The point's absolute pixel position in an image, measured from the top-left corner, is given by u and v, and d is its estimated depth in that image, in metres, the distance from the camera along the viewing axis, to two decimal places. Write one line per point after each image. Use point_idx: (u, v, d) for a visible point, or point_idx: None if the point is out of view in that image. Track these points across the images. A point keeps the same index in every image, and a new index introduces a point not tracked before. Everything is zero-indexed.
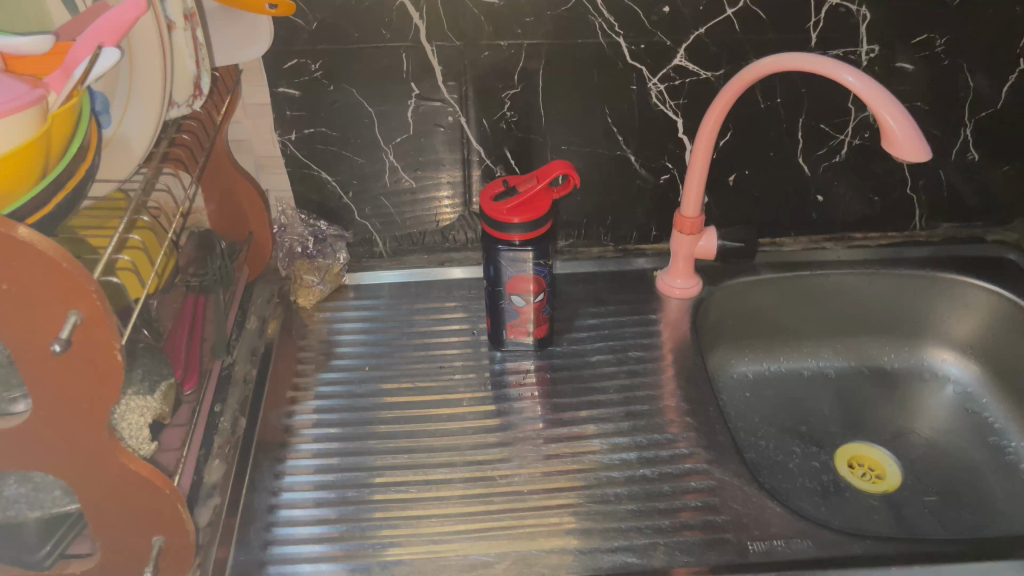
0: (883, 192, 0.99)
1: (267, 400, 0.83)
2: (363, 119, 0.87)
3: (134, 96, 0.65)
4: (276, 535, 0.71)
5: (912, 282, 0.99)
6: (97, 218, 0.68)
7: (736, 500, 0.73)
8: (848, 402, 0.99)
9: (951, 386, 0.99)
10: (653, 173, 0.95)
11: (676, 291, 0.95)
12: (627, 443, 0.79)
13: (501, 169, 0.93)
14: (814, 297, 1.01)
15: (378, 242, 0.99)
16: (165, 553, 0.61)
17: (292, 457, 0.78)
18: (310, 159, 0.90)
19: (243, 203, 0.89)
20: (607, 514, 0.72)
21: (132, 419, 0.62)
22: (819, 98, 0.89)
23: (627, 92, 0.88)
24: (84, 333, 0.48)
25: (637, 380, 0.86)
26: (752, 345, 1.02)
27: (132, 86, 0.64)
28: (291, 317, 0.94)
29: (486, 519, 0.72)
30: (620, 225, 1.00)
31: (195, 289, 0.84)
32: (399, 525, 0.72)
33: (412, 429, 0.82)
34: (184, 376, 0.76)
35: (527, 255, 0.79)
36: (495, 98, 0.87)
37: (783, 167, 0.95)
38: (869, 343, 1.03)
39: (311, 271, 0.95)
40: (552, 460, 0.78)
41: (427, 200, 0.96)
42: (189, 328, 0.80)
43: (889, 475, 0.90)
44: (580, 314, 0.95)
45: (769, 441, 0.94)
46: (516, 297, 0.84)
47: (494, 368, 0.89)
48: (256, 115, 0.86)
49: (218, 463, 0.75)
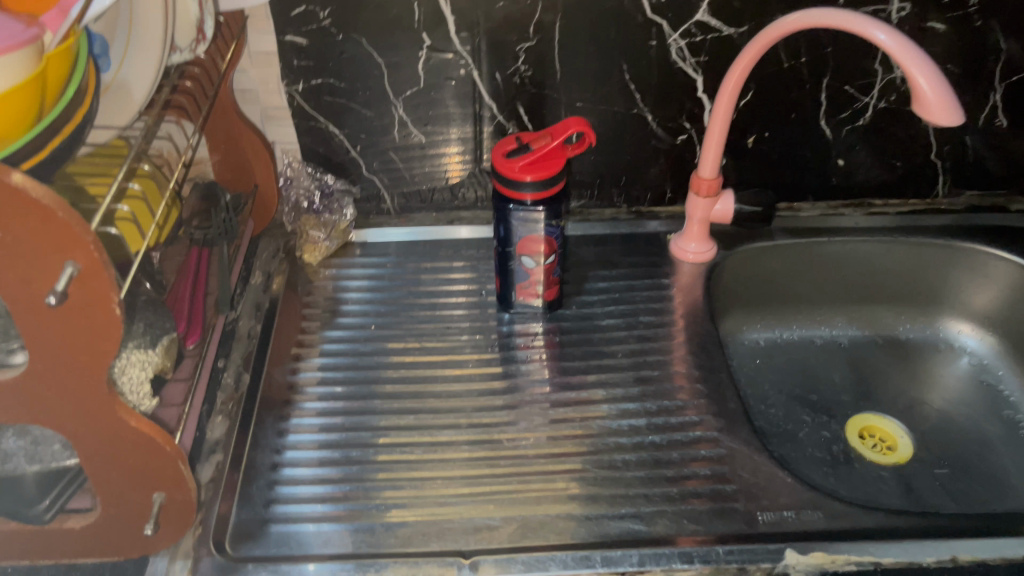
0: (906, 157, 0.96)
1: (270, 357, 0.81)
2: (372, 70, 0.85)
3: (134, 40, 0.63)
4: (279, 493, 0.70)
5: (932, 251, 0.97)
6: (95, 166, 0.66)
7: (746, 468, 0.72)
8: (861, 372, 0.98)
9: (966, 357, 0.98)
10: (670, 133, 0.92)
11: (690, 255, 0.93)
12: (636, 409, 0.78)
13: (513, 126, 0.91)
14: (830, 264, 0.99)
15: (386, 198, 0.97)
16: (166, 510, 0.59)
17: (296, 415, 0.77)
18: (317, 111, 0.88)
19: (248, 155, 0.86)
20: (615, 480, 0.71)
21: (132, 373, 0.61)
22: (845, 58, 0.86)
23: (646, 48, 0.85)
24: (80, 285, 0.46)
25: (647, 345, 0.85)
26: (764, 311, 1.00)
27: (133, 31, 0.63)
28: (296, 273, 0.92)
29: (492, 482, 0.71)
30: (634, 186, 0.97)
31: (199, 243, 0.82)
32: (403, 487, 0.71)
33: (417, 390, 0.80)
34: (187, 332, 0.74)
35: (538, 215, 0.77)
36: (509, 51, 0.84)
37: (804, 129, 0.92)
38: (884, 312, 1.01)
39: (317, 227, 0.93)
40: (559, 424, 0.76)
41: (437, 156, 0.93)
42: (192, 281, 0.79)
43: (900, 446, 0.89)
44: (590, 277, 0.93)
45: (779, 410, 0.92)
46: (526, 257, 0.82)
47: (502, 330, 0.87)
48: (263, 64, 0.84)
49: (221, 419, 0.75)
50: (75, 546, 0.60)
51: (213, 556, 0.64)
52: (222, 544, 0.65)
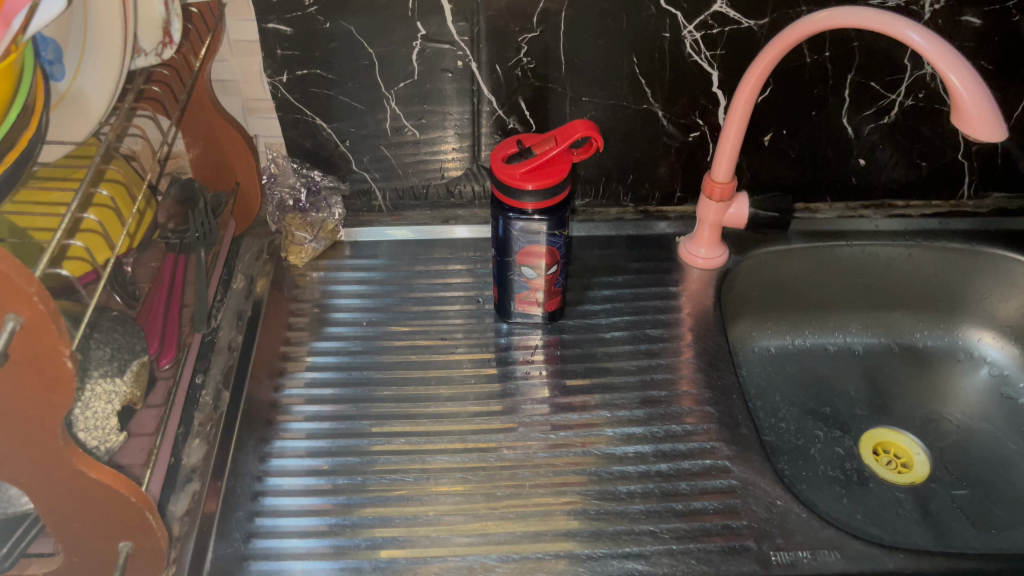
0: (932, 157, 0.90)
1: (252, 372, 0.76)
2: (362, 61, 0.78)
3: (91, 43, 0.57)
4: (260, 526, 0.65)
5: (955, 257, 0.91)
6: (43, 190, 0.60)
7: (759, 503, 0.67)
8: (876, 383, 0.93)
9: (987, 368, 0.93)
10: (682, 130, 0.86)
11: (699, 261, 0.88)
12: (642, 434, 0.73)
13: (514, 120, 0.85)
14: (847, 269, 0.93)
15: (377, 194, 0.91)
16: (134, 558, 0.55)
17: (281, 437, 0.72)
18: (303, 103, 0.82)
19: (229, 152, 0.80)
20: (619, 514, 0.67)
21: (97, 408, 0.57)
22: (872, 53, 0.80)
23: (659, 41, 0.78)
24: (24, 341, 0.41)
25: (653, 361, 0.80)
26: (776, 317, 0.95)
27: (90, 31, 0.57)
28: (281, 277, 0.87)
29: (488, 516, 0.66)
30: (641, 184, 0.92)
31: (175, 248, 0.77)
32: (394, 521, 0.66)
33: (410, 409, 0.75)
34: (161, 351, 0.70)
35: (540, 225, 0.72)
36: (510, 41, 0.78)
37: (825, 127, 0.86)
38: (901, 318, 0.96)
39: (303, 227, 0.87)
40: (559, 449, 0.72)
41: (432, 151, 0.87)
42: (167, 294, 0.74)
43: (916, 465, 0.85)
44: (593, 284, 0.88)
45: (790, 424, 0.88)
46: (526, 267, 0.76)
47: (500, 343, 0.82)
48: (244, 53, 0.77)
49: (198, 443, 0.70)
50: None
51: None
52: None
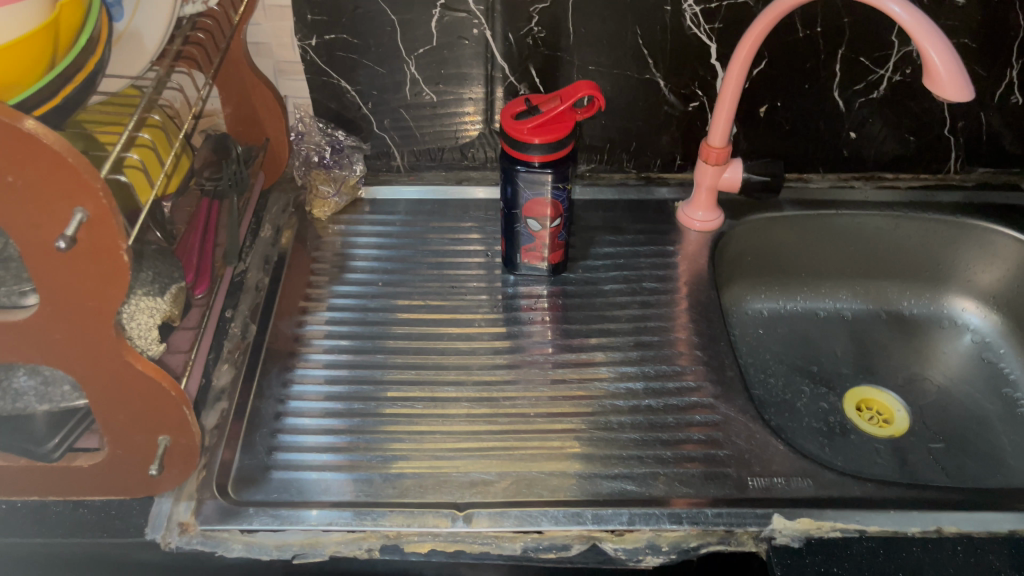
0: (920, 132, 0.95)
1: (277, 310, 0.83)
2: (385, 27, 0.85)
3: None
4: (282, 441, 0.72)
5: (940, 228, 0.96)
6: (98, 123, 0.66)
7: (740, 435, 0.73)
8: (862, 345, 0.98)
9: (969, 335, 0.98)
10: (682, 100, 0.92)
11: (696, 224, 0.93)
12: (635, 373, 0.79)
13: (525, 88, 0.91)
14: (837, 238, 0.99)
15: (396, 155, 0.98)
16: (171, 452, 0.61)
17: (302, 366, 0.78)
18: (329, 66, 0.88)
19: (260, 110, 0.87)
20: (610, 441, 0.72)
21: (141, 320, 0.63)
22: (862, 29, 0.85)
23: (661, 13, 0.84)
24: (90, 231, 0.47)
25: (648, 312, 0.85)
26: (768, 282, 1.00)
27: None
28: (305, 228, 0.94)
29: (490, 439, 0.73)
30: (644, 151, 0.97)
31: (210, 194, 0.83)
32: (404, 440, 0.73)
33: (421, 346, 0.82)
34: (196, 281, 0.76)
35: (546, 177, 0.78)
36: (523, 11, 0.84)
37: (817, 100, 0.92)
38: (889, 286, 1.01)
39: (327, 182, 0.93)
40: (558, 385, 0.78)
41: (448, 115, 0.94)
42: (201, 233, 0.80)
43: (896, 420, 0.90)
44: (596, 242, 0.94)
45: (778, 379, 0.93)
46: (532, 220, 0.82)
47: (507, 292, 0.88)
48: (277, 17, 0.84)
49: (227, 367, 0.77)
50: (81, 482, 0.62)
51: (216, 499, 0.66)
52: (225, 488, 0.67)
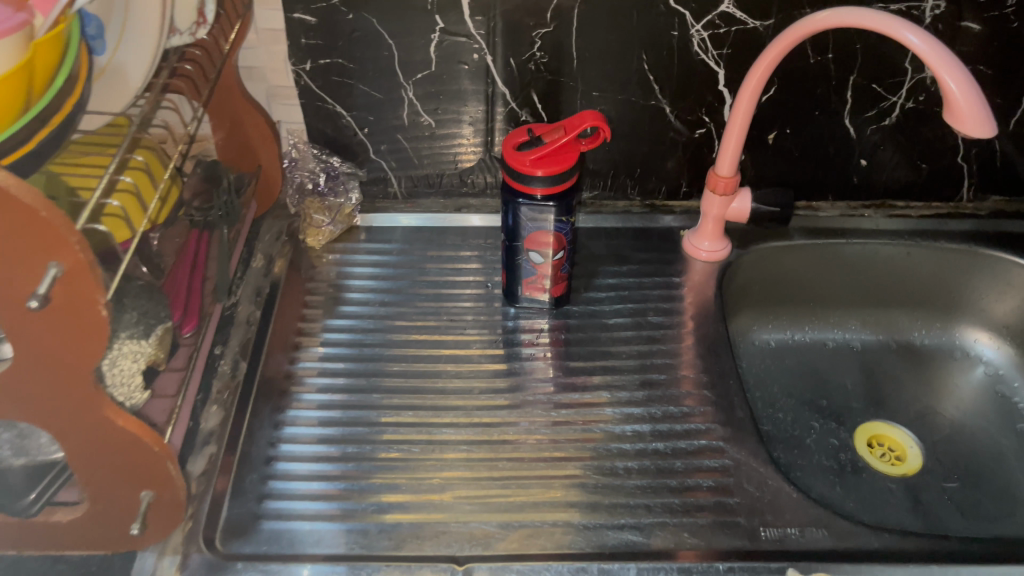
0: (932, 159, 0.92)
1: (268, 347, 0.80)
2: (382, 51, 0.82)
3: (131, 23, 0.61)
4: (272, 488, 0.68)
5: (953, 257, 0.94)
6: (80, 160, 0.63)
7: (751, 481, 0.70)
8: (873, 378, 0.95)
9: (982, 367, 0.95)
10: (688, 127, 0.89)
11: (703, 253, 0.90)
12: (641, 415, 0.75)
13: (527, 113, 0.88)
14: (847, 267, 0.96)
15: (393, 182, 0.95)
16: (155, 508, 0.58)
17: (295, 406, 0.75)
18: (324, 91, 0.85)
19: (252, 136, 0.84)
20: (616, 488, 0.69)
21: (124, 366, 0.60)
22: (874, 55, 0.83)
23: (667, 38, 0.82)
24: (65, 287, 0.44)
25: (654, 347, 0.82)
26: (776, 312, 0.98)
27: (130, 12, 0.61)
28: (298, 258, 0.90)
29: (490, 486, 0.69)
30: (648, 178, 0.94)
31: (198, 225, 0.80)
32: (400, 486, 0.69)
33: (418, 385, 0.79)
34: (184, 319, 0.72)
35: (549, 210, 0.75)
36: (524, 35, 0.81)
37: (827, 127, 0.89)
38: (900, 316, 0.98)
39: (321, 211, 0.91)
40: (561, 426, 0.75)
41: (447, 140, 0.91)
42: (190, 270, 0.77)
43: (909, 458, 0.87)
44: (599, 272, 0.91)
45: (787, 414, 0.91)
46: (534, 253, 0.80)
47: (507, 326, 0.85)
48: (270, 41, 0.81)
49: (216, 409, 0.73)
50: (59, 538, 0.59)
51: (203, 553, 0.62)
52: (212, 540, 0.64)
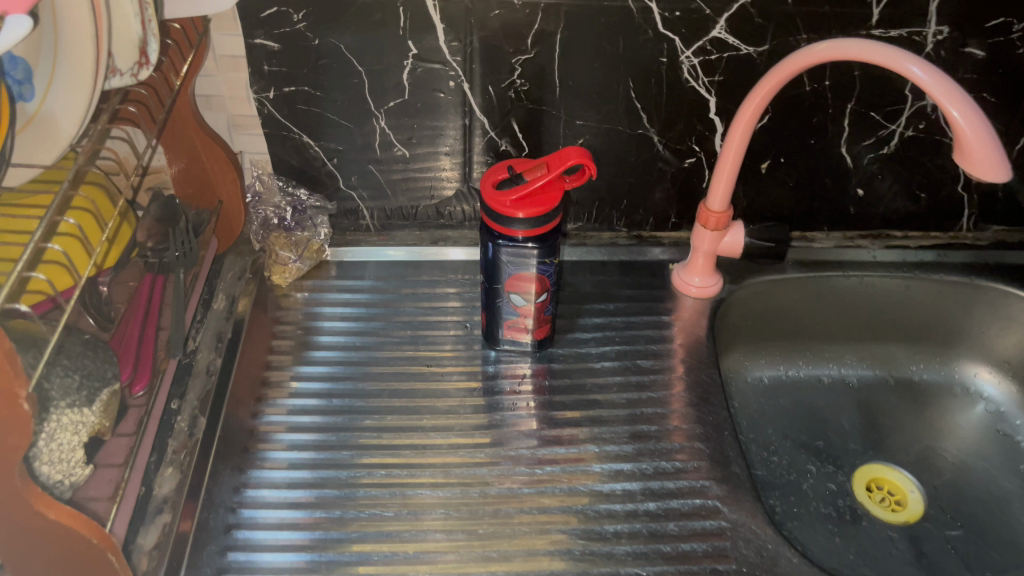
0: (932, 189, 0.88)
1: (231, 398, 0.73)
2: (352, 79, 0.76)
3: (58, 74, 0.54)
4: (233, 562, 0.63)
5: (952, 290, 0.90)
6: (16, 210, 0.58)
7: (750, 546, 0.65)
8: (871, 416, 0.91)
9: (983, 404, 0.91)
10: (677, 156, 0.84)
11: (693, 289, 0.86)
12: (631, 471, 0.71)
13: (506, 142, 0.83)
14: (843, 300, 0.92)
15: (365, 213, 0.89)
16: None
17: (260, 466, 0.69)
18: (290, 120, 0.80)
19: (211, 171, 0.79)
20: (605, 557, 0.64)
21: (63, 439, 0.55)
22: (874, 83, 0.78)
23: (656, 65, 0.77)
24: None
25: (643, 395, 0.77)
26: (769, 347, 0.93)
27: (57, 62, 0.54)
28: (265, 297, 0.85)
29: (470, 556, 0.64)
30: (635, 209, 0.90)
31: (153, 269, 0.75)
32: (373, 558, 0.64)
33: (392, 440, 0.73)
34: (135, 376, 0.68)
35: (530, 252, 0.70)
36: (503, 62, 0.76)
37: (823, 157, 0.85)
38: (897, 350, 0.94)
39: (287, 247, 0.86)
40: (545, 485, 0.69)
41: (422, 171, 0.85)
42: (142, 321, 0.71)
43: (910, 503, 0.83)
44: (585, 310, 0.86)
45: (782, 457, 0.86)
46: (514, 295, 0.75)
47: (487, 371, 0.80)
48: (230, 68, 0.75)
49: (171, 472, 0.67)
50: None
51: None
52: None
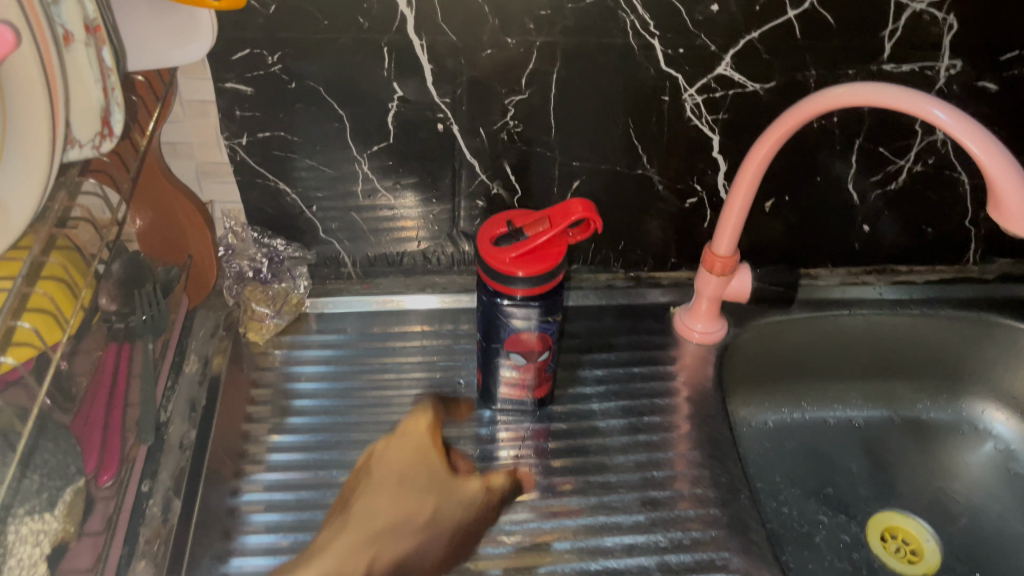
0: (938, 223, 0.85)
1: (209, 475, 0.67)
2: (332, 123, 0.71)
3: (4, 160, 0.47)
4: None
5: (960, 327, 0.87)
6: None
7: None
8: (880, 459, 0.87)
9: (992, 442, 0.88)
10: (678, 196, 0.80)
11: (696, 335, 0.82)
12: (644, 544, 0.66)
13: (498, 185, 0.78)
14: (848, 338, 0.88)
15: (346, 261, 0.84)
16: None
17: (239, 555, 0.63)
18: (265, 167, 0.73)
19: (182, 223, 0.74)
20: None
21: (21, 553, 0.49)
22: (883, 119, 0.75)
23: (657, 104, 0.72)
24: None
25: (653, 455, 0.73)
26: (773, 389, 0.89)
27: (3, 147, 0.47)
28: (239, 357, 0.78)
29: None
30: (633, 251, 0.85)
31: (118, 336, 0.68)
32: None
33: None
34: (101, 467, 0.61)
35: (532, 311, 0.65)
36: (495, 104, 0.71)
37: (829, 193, 0.81)
38: (903, 389, 0.91)
39: (263, 301, 0.80)
40: (554, 563, 0.64)
41: (409, 217, 0.80)
42: (108, 397, 0.65)
43: (926, 552, 0.80)
44: (584, 361, 0.81)
45: (792, 508, 0.82)
46: (513, 354, 0.69)
47: (482, 433, 0.75)
48: (198, 114, 0.69)
49: (144, 566, 0.61)
50: None
51: None
52: None
